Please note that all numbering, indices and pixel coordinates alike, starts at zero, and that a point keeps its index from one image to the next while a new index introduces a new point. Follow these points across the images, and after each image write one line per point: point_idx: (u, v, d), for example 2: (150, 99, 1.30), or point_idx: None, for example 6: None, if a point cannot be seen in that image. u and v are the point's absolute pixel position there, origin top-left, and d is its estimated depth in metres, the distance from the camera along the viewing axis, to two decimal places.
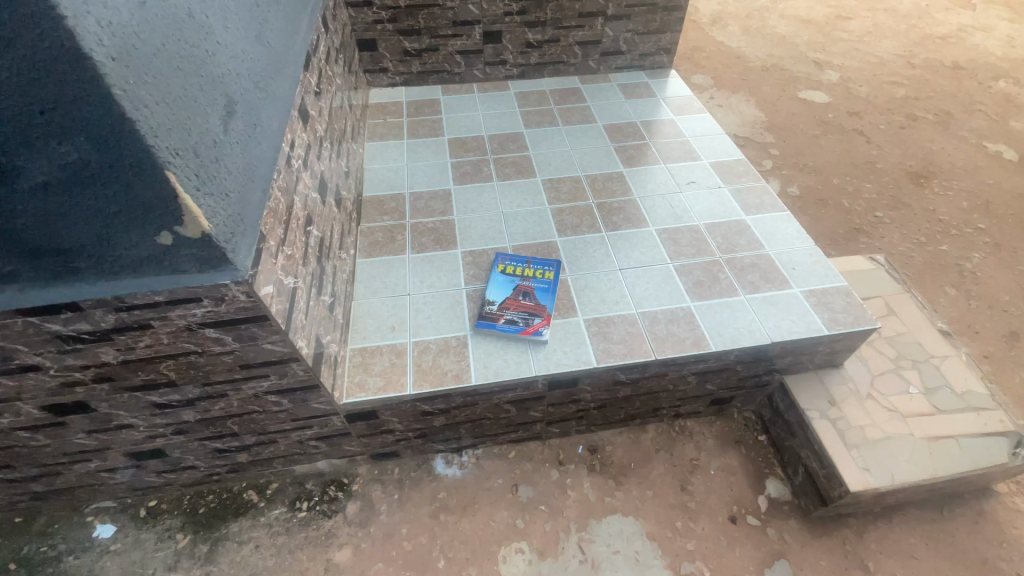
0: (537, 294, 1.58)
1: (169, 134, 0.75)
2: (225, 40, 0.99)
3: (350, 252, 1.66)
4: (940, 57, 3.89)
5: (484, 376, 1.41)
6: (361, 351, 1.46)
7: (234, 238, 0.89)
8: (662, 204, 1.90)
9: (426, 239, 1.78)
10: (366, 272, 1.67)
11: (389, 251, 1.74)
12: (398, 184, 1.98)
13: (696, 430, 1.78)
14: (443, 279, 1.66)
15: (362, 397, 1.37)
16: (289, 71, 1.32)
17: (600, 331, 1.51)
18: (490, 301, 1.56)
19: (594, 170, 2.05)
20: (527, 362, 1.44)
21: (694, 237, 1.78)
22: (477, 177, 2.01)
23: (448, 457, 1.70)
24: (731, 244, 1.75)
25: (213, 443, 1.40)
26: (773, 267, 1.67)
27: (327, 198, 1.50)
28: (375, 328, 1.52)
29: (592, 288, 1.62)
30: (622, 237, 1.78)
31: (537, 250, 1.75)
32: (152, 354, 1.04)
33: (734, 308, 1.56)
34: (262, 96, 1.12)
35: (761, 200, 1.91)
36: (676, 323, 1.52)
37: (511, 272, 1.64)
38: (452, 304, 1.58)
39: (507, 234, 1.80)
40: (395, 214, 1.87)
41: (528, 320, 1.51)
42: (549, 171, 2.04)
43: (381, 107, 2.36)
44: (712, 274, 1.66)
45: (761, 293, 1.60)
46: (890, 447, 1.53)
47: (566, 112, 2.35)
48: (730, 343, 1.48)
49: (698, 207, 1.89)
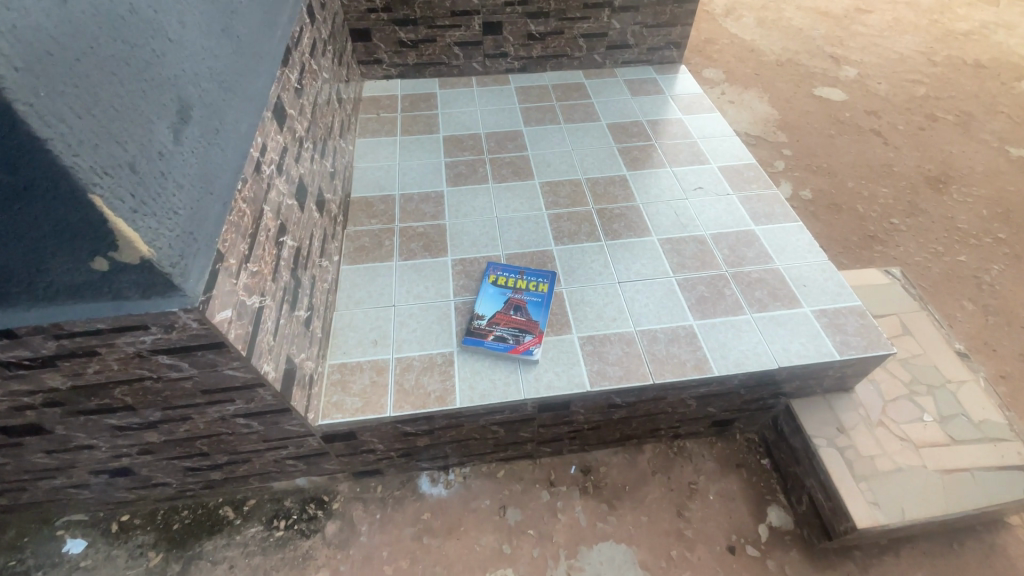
0: (529, 308, 1.49)
1: (96, 152, 0.66)
2: (182, 37, 0.89)
3: (333, 259, 1.57)
4: (962, 55, 3.72)
5: (469, 398, 1.32)
6: (341, 367, 1.38)
7: (184, 261, 0.81)
8: (666, 211, 1.80)
9: (415, 245, 1.69)
10: (349, 280, 1.58)
11: (374, 258, 1.64)
12: (388, 185, 1.88)
13: (695, 452, 1.70)
14: (430, 290, 1.56)
15: (339, 418, 1.29)
16: (264, 66, 1.21)
17: (595, 351, 1.41)
18: (479, 315, 1.47)
19: (596, 173, 1.94)
20: (515, 384, 1.35)
21: (699, 248, 1.67)
22: (472, 178, 1.91)
23: (434, 475, 1.63)
24: (739, 257, 1.64)
25: (183, 461, 1.33)
26: (783, 284, 1.57)
27: (307, 203, 1.41)
28: (357, 342, 1.44)
29: (588, 302, 1.53)
30: (623, 246, 1.68)
31: (532, 259, 1.65)
32: (104, 380, 0.96)
33: (739, 328, 1.46)
34: (227, 97, 1.03)
35: (771, 210, 1.79)
36: (677, 343, 1.43)
37: (503, 284, 1.55)
38: (438, 317, 1.49)
39: (501, 241, 1.70)
40: (384, 217, 1.77)
41: (518, 337, 1.41)
42: (548, 173, 1.93)
43: (374, 101, 2.25)
44: (717, 290, 1.56)
45: (769, 312, 1.50)
46: (901, 480, 1.44)
47: (568, 109, 2.24)
48: (734, 367, 1.38)
49: (704, 216, 1.78)
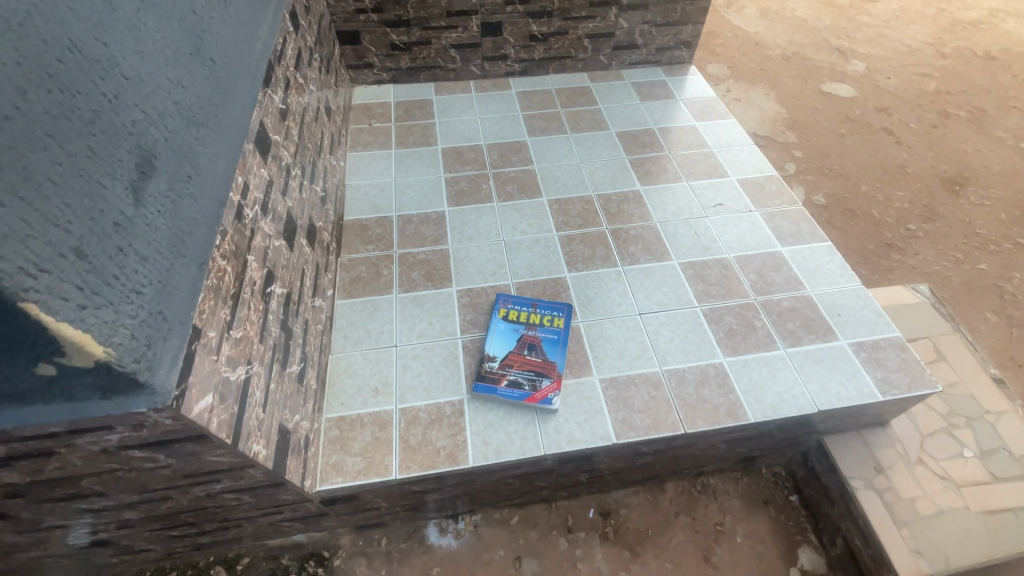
0: (545, 347, 1.36)
1: (24, 249, 0.54)
2: (141, 72, 0.75)
3: (327, 294, 1.42)
4: (971, 46, 3.61)
5: (483, 455, 1.20)
6: (340, 422, 1.24)
7: (152, 352, 0.68)
8: (685, 232, 1.67)
9: (416, 274, 1.54)
10: (345, 317, 1.44)
11: (372, 290, 1.50)
12: (384, 205, 1.73)
13: (720, 489, 1.59)
14: (435, 326, 1.43)
15: (340, 482, 1.16)
16: (243, 90, 1.06)
17: (618, 396, 1.29)
18: (491, 357, 1.34)
19: (608, 188, 1.80)
20: (534, 438, 1.22)
21: (724, 273, 1.55)
22: (475, 196, 1.76)
23: (442, 524, 1.52)
24: (766, 283, 1.53)
25: (167, 531, 1.20)
26: (816, 313, 1.46)
27: (297, 239, 1.26)
28: (356, 391, 1.30)
29: (608, 338, 1.40)
30: (641, 272, 1.55)
31: (545, 288, 1.51)
32: (68, 473, 0.82)
33: (773, 366, 1.35)
34: (200, 134, 0.88)
35: (797, 228, 1.68)
36: (708, 385, 1.31)
37: (515, 318, 1.41)
38: (445, 359, 1.36)
39: (510, 267, 1.56)
40: (381, 242, 1.62)
41: (535, 382, 1.29)
42: (557, 189, 1.79)
43: (366, 109, 2.09)
44: (746, 321, 1.44)
45: (803, 346, 1.39)
46: (944, 524, 1.35)
47: (575, 116, 2.09)
48: (770, 413, 1.27)
49: (727, 236, 1.66)
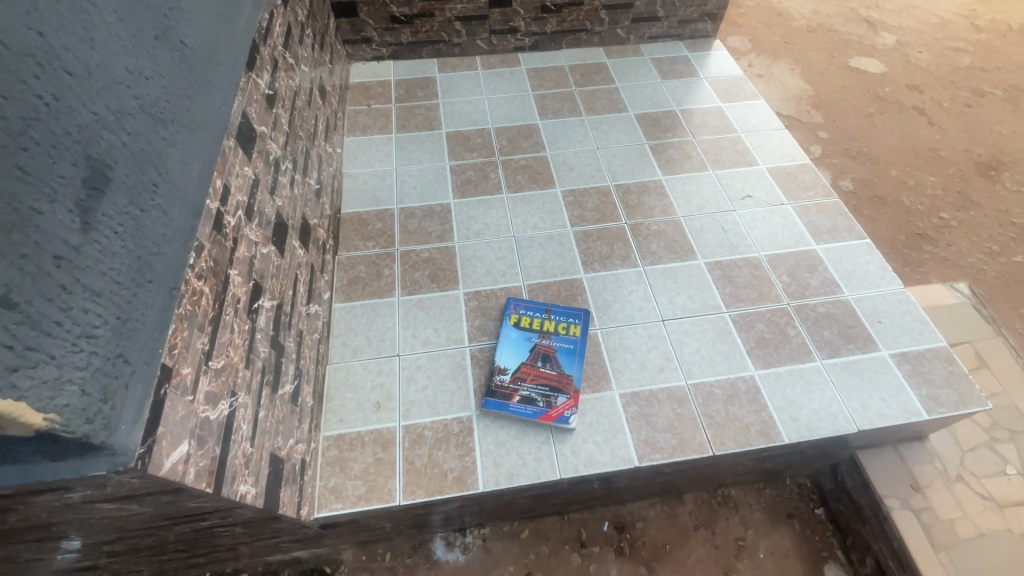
0: (560, 358, 1.25)
1: None
2: (85, 66, 0.63)
3: (323, 298, 1.31)
4: (1008, 17, 3.37)
5: (494, 480, 1.10)
6: (339, 441, 1.15)
7: (108, 408, 0.57)
8: (711, 227, 1.54)
9: (419, 274, 1.42)
10: (344, 323, 1.33)
11: (373, 293, 1.39)
12: (385, 197, 1.60)
13: (742, 501, 1.51)
14: (441, 333, 1.31)
15: (339, 509, 1.07)
16: (221, 76, 0.92)
17: (641, 413, 1.19)
18: (502, 369, 1.23)
19: (626, 178, 1.66)
20: (549, 460, 1.13)
21: (753, 275, 1.43)
22: (483, 186, 1.63)
23: (449, 538, 1.44)
24: (801, 286, 1.41)
25: (156, 557, 1.11)
26: (855, 320, 1.35)
27: (289, 242, 1.14)
28: (356, 406, 1.20)
29: (629, 348, 1.29)
30: (664, 273, 1.43)
31: (559, 290, 1.39)
32: (31, 523, 0.73)
33: (808, 380, 1.24)
34: (169, 133, 0.76)
35: (832, 224, 1.55)
36: (738, 402, 1.21)
37: (528, 326, 1.30)
38: (452, 370, 1.25)
39: (521, 267, 1.44)
40: (382, 238, 1.50)
41: (549, 399, 1.18)
42: (571, 179, 1.65)
43: (364, 88, 1.93)
44: (779, 329, 1.32)
45: (841, 357, 1.28)
46: (985, 547, 1.28)
47: (590, 96, 1.93)
48: (806, 433, 1.17)
49: (756, 233, 1.53)
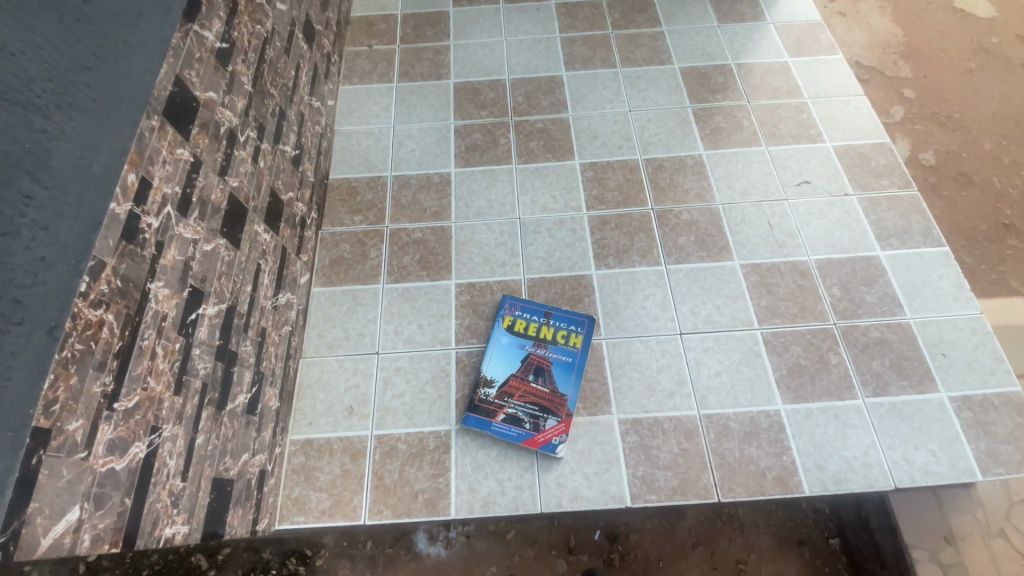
0: (555, 373, 1.10)
1: None
2: None
3: (299, 283, 1.18)
4: None
5: (467, 507, 1.01)
6: (306, 447, 1.07)
7: None
8: (754, 220, 1.30)
9: (408, 258, 1.26)
10: (321, 311, 1.20)
11: (355, 277, 1.24)
12: (379, 161, 1.41)
13: (750, 521, 1.37)
14: (425, 331, 1.17)
15: (300, 522, 1.01)
16: (147, 33, 0.74)
17: (641, 445, 1.04)
18: (488, 381, 1.10)
19: (659, 151, 1.41)
20: (530, 490, 1.02)
21: (798, 284, 1.21)
22: (490, 153, 1.40)
23: (432, 531, 1.39)
24: (853, 303, 1.18)
25: None
26: (913, 351, 1.13)
27: (248, 227, 1.00)
28: (328, 409, 1.10)
29: (636, 365, 1.12)
30: (690, 275, 1.22)
31: (564, 288, 1.21)
32: None
33: (844, 421, 1.06)
34: (56, 123, 0.60)
35: (906, 225, 1.30)
36: (756, 441, 1.04)
37: (523, 331, 1.15)
38: (434, 376, 1.12)
39: (524, 257, 1.25)
40: (371, 212, 1.33)
41: (537, 420, 1.06)
42: (593, 149, 1.41)
43: (367, 23, 1.68)
44: (819, 356, 1.12)
45: (889, 396, 1.08)
46: None
47: (629, 42, 1.62)
48: (832, 487, 1.00)
49: (808, 231, 1.28)
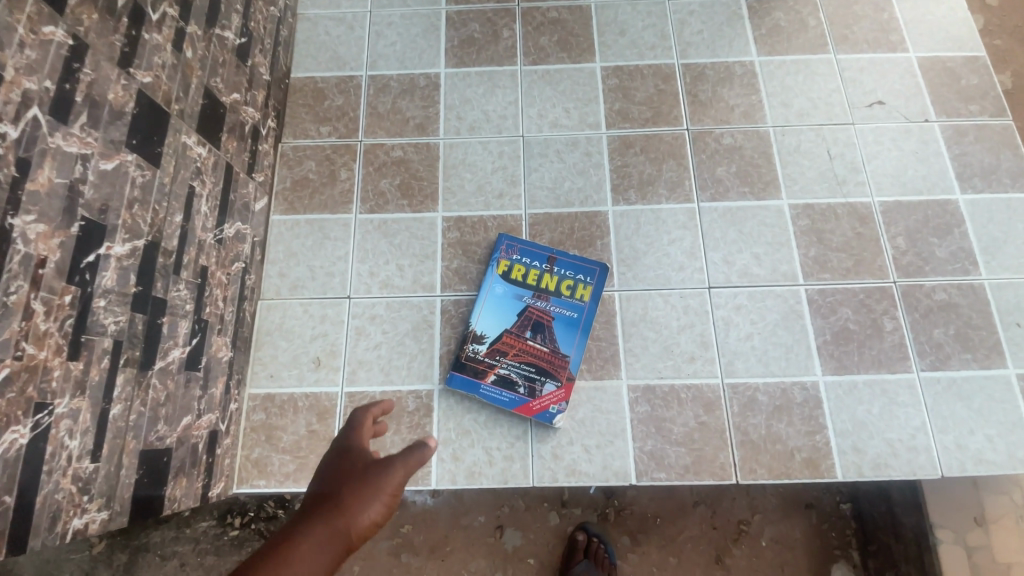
0: (557, 330, 0.93)
1: None
2: None
3: (252, 209, 0.98)
4: None
5: (449, 477, 0.88)
6: (266, 403, 0.93)
7: None
8: (811, 148, 1.06)
9: (386, 182, 1.04)
10: (282, 244, 1.01)
11: (323, 204, 1.03)
12: (352, 57, 1.14)
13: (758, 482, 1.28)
14: (405, 273, 0.98)
15: (262, 487, 0.89)
16: None
17: (652, 417, 0.90)
18: (478, 336, 0.93)
19: (700, 56, 1.13)
20: (521, 461, 0.89)
21: (855, 232, 1.00)
22: (489, 51, 1.13)
23: None
24: (920, 258, 0.98)
25: None
26: (984, 318, 0.95)
27: (172, 139, 0.78)
28: (291, 360, 0.95)
29: (654, 324, 0.95)
30: (726, 216, 1.01)
31: (574, 227, 1.00)
32: None
33: (892, 398, 0.90)
34: None
35: (994, 162, 1.06)
36: (787, 417, 0.90)
37: (521, 278, 0.96)
38: (415, 327, 0.95)
39: (526, 186, 1.03)
40: (341, 123, 1.09)
41: (533, 384, 0.90)
42: (619, 49, 1.13)
43: None
44: (871, 320, 0.94)
45: (947, 371, 0.92)
46: None
47: None
48: (869, 473, 0.87)
49: (875, 166, 1.05)
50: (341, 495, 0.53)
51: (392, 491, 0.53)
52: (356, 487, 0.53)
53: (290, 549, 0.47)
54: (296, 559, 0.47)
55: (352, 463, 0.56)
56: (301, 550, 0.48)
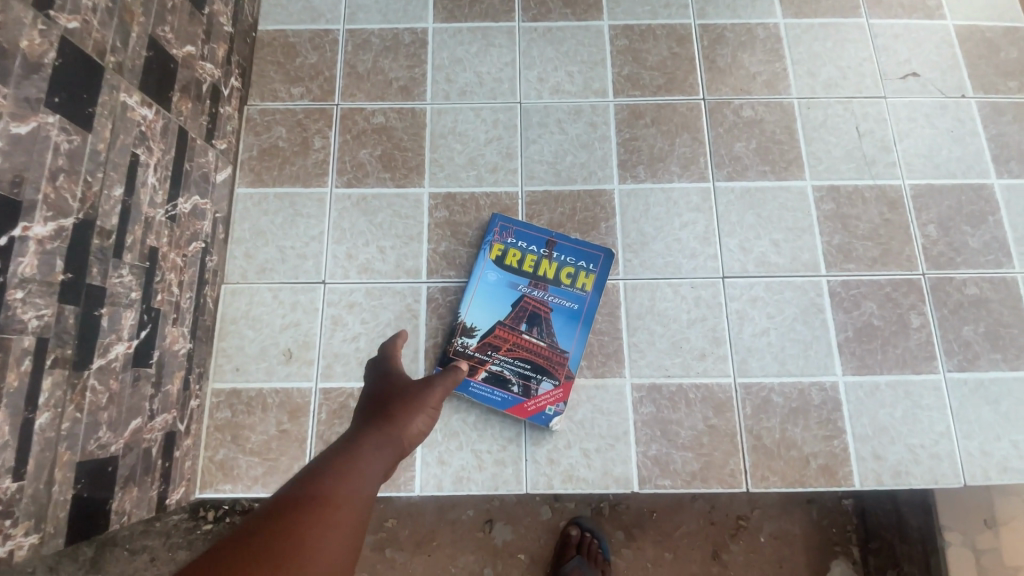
0: (555, 323, 0.85)
1: None
2: None
3: (213, 181, 0.86)
4: None
5: (435, 483, 0.81)
6: (232, 400, 0.83)
7: None
8: (839, 124, 0.96)
9: (366, 153, 0.92)
10: (248, 221, 0.90)
11: (294, 176, 0.92)
12: (327, 6, 1.00)
13: None
14: (388, 256, 0.88)
15: (227, 491, 0.81)
16: None
17: (657, 419, 0.82)
18: (468, 328, 0.84)
19: (720, 15, 1.01)
20: (514, 466, 0.81)
21: (883, 218, 0.91)
22: (483, 4, 0.99)
23: None
24: (951, 248, 0.90)
25: None
26: (1018, 315, 0.87)
27: (108, 98, 0.65)
28: (259, 352, 0.85)
29: (661, 317, 0.86)
30: (744, 197, 0.91)
31: (576, 207, 0.90)
32: None
33: (916, 401, 0.83)
34: None
35: None
36: (803, 420, 0.83)
37: (516, 264, 0.87)
38: (397, 317, 0.86)
39: (524, 161, 0.92)
40: (315, 83, 0.96)
41: (528, 383, 0.82)
42: (629, 6, 1.00)
43: None
44: (897, 316, 0.87)
45: (976, 372, 0.85)
46: None
47: None
48: (888, 482, 0.81)
49: (906, 145, 0.95)
50: (390, 410, 0.58)
51: (436, 406, 0.61)
52: (402, 403, 0.59)
53: (357, 451, 0.52)
54: (366, 456, 0.52)
55: (390, 384, 0.62)
56: (367, 452, 0.53)
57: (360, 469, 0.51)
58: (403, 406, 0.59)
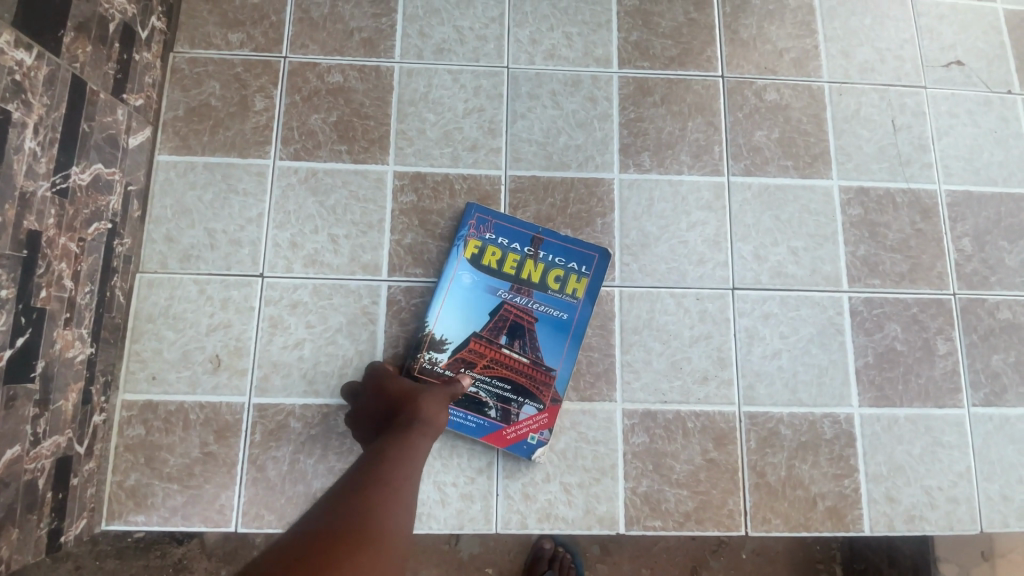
0: (540, 335, 0.72)
1: None
2: None
3: (123, 146, 0.69)
4: None
5: None
6: (147, 415, 0.70)
7: None
8: (872, 115, 0.83)
9: (318, 120, 0.76)
10: (171, 196, 0.74)
11: (230, 144, 0.75)
12: None
13: None
14: (341, 247, 0.74)
15: (141, 524, 0.68)
16: None
17: (651, 452, 0.72)
18: (437, 342, 0.71)
19: None
20: (484, 501, 0.70)
21: (914, 227, 0.80)
22: None
23: None
24: (986, 266, 0.80)
25: None
26: None
27: None
28: (181, 358, 0.71)
29: (661, 333, 0.74)
30: (762, 196, 0.79)
31: (567, 199, 0.76)
32: None
33: (937, 438, 0.75)
34: None
35: None
36: (813, 457, 0.73)
37: (495, 265, 0.73)
38: (350, 321, 0.72)
39: (508, 139, 0.78)
40: (258, 28, 0.78)
41: (507, 407, 0.71)
42: None
43: None
44: (922, 341, 0.77)
45: (1002, 407, 0.76)
46: None
47: None
48: (900, 528, 0.73)
49: (945, 143, 0.84)
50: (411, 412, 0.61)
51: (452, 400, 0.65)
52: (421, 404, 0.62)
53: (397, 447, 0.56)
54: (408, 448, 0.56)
55: (397, 391, 0.65)
56: (406, 445, 0.56)
57: (405, 459, 0.54)
58: (423, 403, 0.62)
